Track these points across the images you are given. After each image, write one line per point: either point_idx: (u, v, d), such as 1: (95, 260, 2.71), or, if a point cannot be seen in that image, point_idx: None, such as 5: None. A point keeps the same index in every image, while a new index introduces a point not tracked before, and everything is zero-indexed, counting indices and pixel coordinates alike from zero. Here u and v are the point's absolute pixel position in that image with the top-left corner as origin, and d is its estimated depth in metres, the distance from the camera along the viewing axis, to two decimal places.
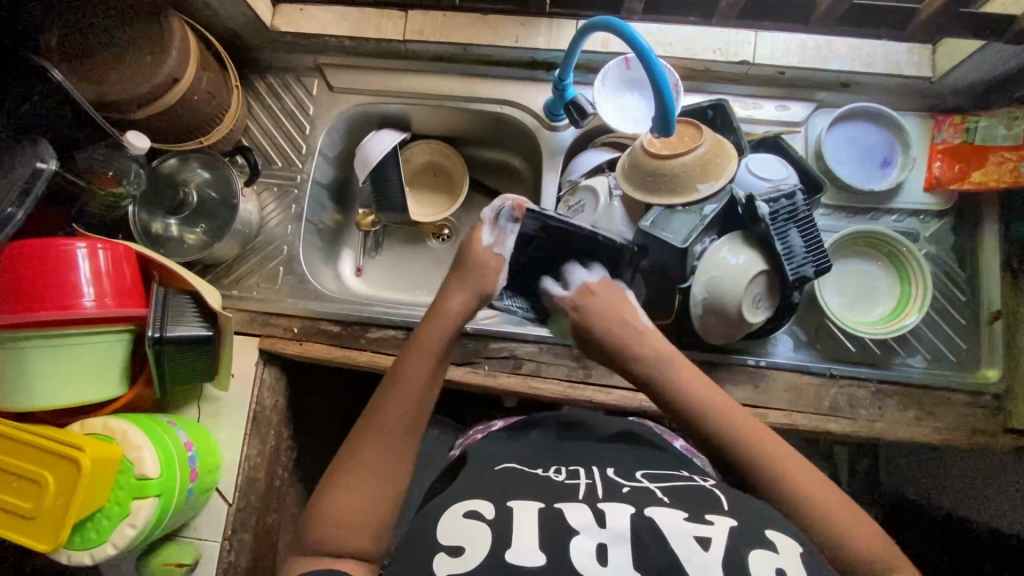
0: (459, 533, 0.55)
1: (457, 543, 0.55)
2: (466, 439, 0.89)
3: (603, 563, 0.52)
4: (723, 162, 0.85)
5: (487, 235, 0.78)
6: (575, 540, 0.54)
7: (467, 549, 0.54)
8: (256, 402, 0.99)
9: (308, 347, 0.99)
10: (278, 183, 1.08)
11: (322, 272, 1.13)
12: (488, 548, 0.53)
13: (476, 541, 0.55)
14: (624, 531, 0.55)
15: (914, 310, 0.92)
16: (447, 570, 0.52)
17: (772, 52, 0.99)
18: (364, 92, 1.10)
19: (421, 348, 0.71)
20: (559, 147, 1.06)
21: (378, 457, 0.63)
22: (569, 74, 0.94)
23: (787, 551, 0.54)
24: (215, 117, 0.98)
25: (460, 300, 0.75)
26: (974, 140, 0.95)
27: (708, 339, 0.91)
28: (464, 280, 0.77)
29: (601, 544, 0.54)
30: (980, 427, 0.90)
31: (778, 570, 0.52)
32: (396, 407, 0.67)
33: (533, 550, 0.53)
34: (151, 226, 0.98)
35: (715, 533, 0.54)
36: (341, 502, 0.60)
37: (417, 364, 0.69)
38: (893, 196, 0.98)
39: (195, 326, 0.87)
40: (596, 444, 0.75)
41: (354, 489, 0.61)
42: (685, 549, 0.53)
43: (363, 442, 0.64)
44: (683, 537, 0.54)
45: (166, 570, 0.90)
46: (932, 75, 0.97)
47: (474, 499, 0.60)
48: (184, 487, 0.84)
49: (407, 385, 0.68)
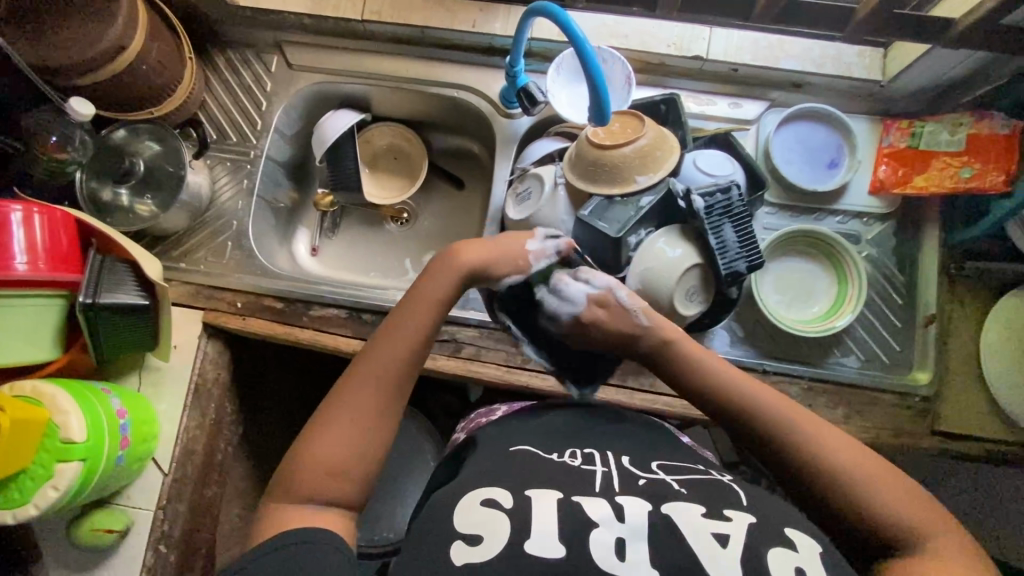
0: (477, 521, 0.57)
1: (476, 531, 0.56)
2: (468, 423, 0.91)
3: (621, 559, 0.54)
4: (662, 156, 0.87)
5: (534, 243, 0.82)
6: (594, 535, 0.55)
7: (485, 538, 0.56)
8: (198, 374, 1.00)
9: (250, 322, 0.99)
10: (231, 158, 1.08)
11: (275, 251, 1.13)
12: (505, 541, 0.55)
13: (494, 532, 0.56)
14: (641, 527, 0.56)
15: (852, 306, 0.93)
16: (464, 558, 0.54)
17: (725, 48, 1.00)
18: (322, 70, 1.10)
19: (425, 302, 0.74)
20: (513, 134, 1.06)
21: (373, 405, 0.66)
22: (520, 60, 0.93)
23: (806, 549, 0.55)
24: (166, 89, 0.98)
25: (468, 259, 0.77)
26: (918, 145, 0.95)
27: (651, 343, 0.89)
28: (487, 246, 0.79)
29: (620, 540, 0.55)
30: (906, 427, 0.91)
31: (797, 569, 0.53)
32: (392, 360, 0.69)
33: (553, 543, 0.55)
34: (100, 195, 0.98)
35: (734, 528, 0.56)
36: (329, 451, 0.62)
37: (422, 320, 0.72)
38: (838, 197, 0.99)
39: (132, 294, 0.87)
40: (599, 427, 0.76)
41: (348, 435, 0.63)
42: (703, 545, 0.54)
43: (358, 392, 0.66)
44: (702, 534, 0.55)
45: (96, 536, 0.91)
46: (882, 78, 0.98)
47: (490, 487, 0.61)
48: (112, 455, 0.85)
49: (407, 337, 0.71)
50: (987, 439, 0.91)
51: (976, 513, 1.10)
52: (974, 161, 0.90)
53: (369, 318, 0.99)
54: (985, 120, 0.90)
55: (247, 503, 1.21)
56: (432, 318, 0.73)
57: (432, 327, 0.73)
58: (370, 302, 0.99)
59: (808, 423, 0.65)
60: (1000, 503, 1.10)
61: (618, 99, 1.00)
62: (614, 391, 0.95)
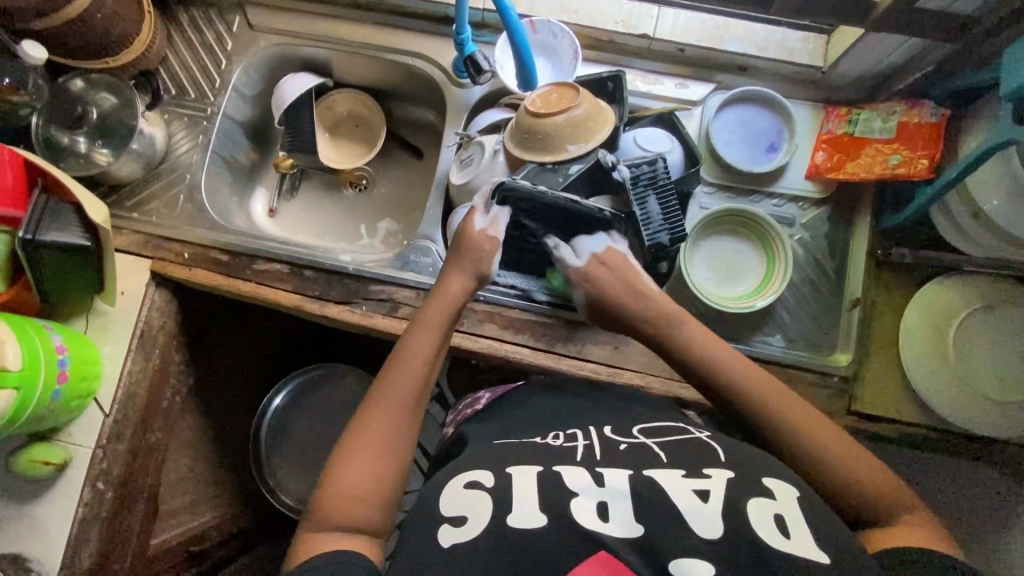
0: (461, 503, 0.60)
1: (459, 513, 0.59)
2: (455, 415, 0.96)
3: (605, 520, 0.56)
4: (595, 127, 0.89)
5: (480, 221, 0.89)
6: (576, 500, 0.58)
7: (469, 519, 0.58)
8: (143, 320, 1.02)
9: (196, 273, 1.03)
10: (188, 113, 1.11)
11: (230, 210, 1.16)
12: (490, 518, 0.58)
13: (478, 511, 0.59)
14: (623, 489, 0.59)
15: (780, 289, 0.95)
16: (451, 540, 0.57)
17: (672, 28, 1.02)
18: (283, 33, 1.13)
19: (430, 323, 0.79)
20: (464, 103, 1.08)
21: (392, 423, 0.68)
22: (465, 28, 0.96)
23: (786, 496, 0.57)
24: (122, 41, 1.00)
25: (458, 280, 0.86)
26: (854, 131, 0.97)
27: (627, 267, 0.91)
28: (462, 263, 0.87)
29: (602, 503, 0.58)
30: (824, 406, 0.93)
31: (776, 515, 0.55)
32: (406, 380, 0.72)
33: (535, 513, 0.57)
34: (55, 140, 1.01)
35: (715, 485, 0.58)
36: (352, 473, 0.63)
37: (427, 339, 0.77)
38: (775, 180, 1.01)
39: (75, 235, 0.89)
40: (548, 402, 0.80)
41: (372, 451, 0.65)
42: (685, 500, 0.57)
43: (376, 414, 0.68)
44: (684, 490, 0.58)
45: (33, 467, 0.94)
46: (823, 65, 1.00)
47: (475, 470, 0.64)
48: (48, 387, 0.88)
49: (417, 356, 0.75)
50: (904, 421, 0.92)
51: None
52: (903, 148, 0.92)
53: (310, 275, 1.02)
54: (916, 108, 0.92)
55: (195, 453, 1.25)
56: (438, 339, 0.78)
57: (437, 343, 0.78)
58: (312, 259, 1.02)
59: (785, 403, 0.68)
60: (921, 488, 1.12)
61: (565, 72, 1.03)
62: (543, 356, 0.96)
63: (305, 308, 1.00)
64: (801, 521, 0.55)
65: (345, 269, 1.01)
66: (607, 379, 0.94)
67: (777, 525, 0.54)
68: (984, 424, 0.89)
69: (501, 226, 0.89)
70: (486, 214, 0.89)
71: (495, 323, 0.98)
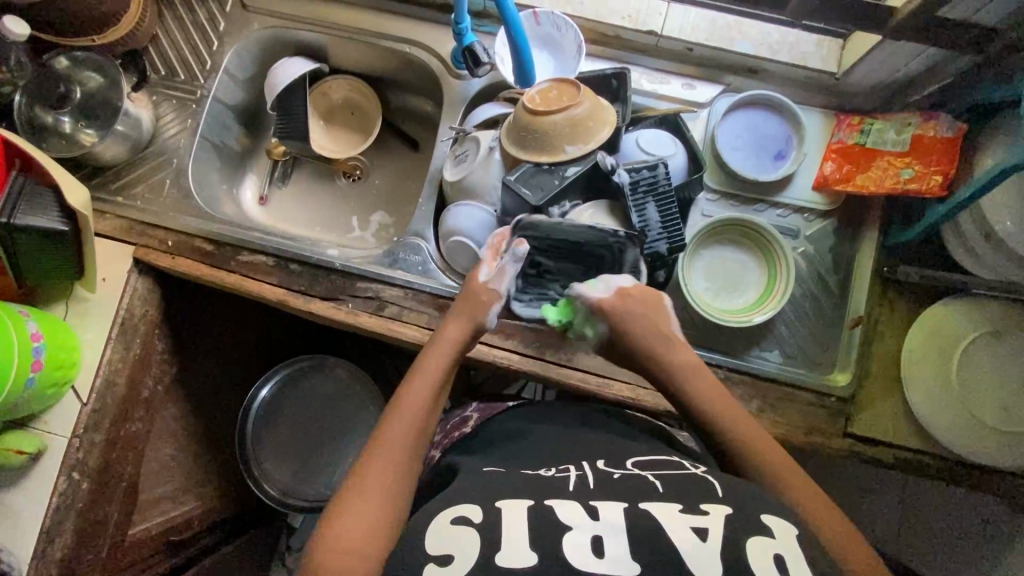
0: (450, 542, 0.55)
1: (446, 552, 0.54)
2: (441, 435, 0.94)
3: (599, 556, 0.52)
4: (594, 128, 0.85)
5: (485, 272, 0.82)
6: (567, 536, 0.54)
7: (456, 557, 0.53)
8: (125, 309, 1.00)
9: (179, 261, 0.99)
10: (177, 95, 1.07)
11: (219, 196, 1.13)
12: (476, 559, 0.53)
13: (465, 550, 0.54)
14: (618, 523, 0.55)
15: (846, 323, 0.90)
16: None
17: (682, 25, 0.98)
18: (277, 15, 1.09)
19: (429, 372, 0.73)
20: (462, 96, 1.04)
21: (392, 478, 0.63)
22: (464, 17, 0.92)
23: (784, 534, 0.54)
24: (110, 17, 0.97)
25: (458, 326, 0.79)
26: (865, 142, 0.93)
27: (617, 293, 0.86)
28: (459, 310, 0.80)
29: (596, 537, 0.53)
30: (819, 427, 0.91)
31: (778, 556, 0.52)
32: (406, 432, 0.67)
33: (523, 553, 0.52)
34: (38, 120, 0.98)
35: (711, 520, 0.54)
36: (350, 530, 0.58)
37: (421, 394, 0.71)
38: (781, 190, 0.97)
39: (50, 216, 0.86)
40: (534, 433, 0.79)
41: (358, 518, 0.59)
42: (682, 538, 0.53)
43: (376, 470, 0.63)
44: (681, 527, 0.54)
45: (5, 455, 0.92)
46: (837, 70, 0.96)
47: (465, 504, 0.59)
48: (21, 376, 0.86)
49: (415, 406, 0.70)
50: (900, 446, 0.90)
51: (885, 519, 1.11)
52: (915, 163, 0.89)
53: (295, 269, 0.99)
54: (932, 121, 0.89)
55: (179, 442, 1.24)
56: (437, 389, 0.72)
57: (433, 396, 0.71)
58: (299, 253, 0.99)
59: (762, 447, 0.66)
60: (910, 512, 1.10)
61: (567, 67, 0.99)
62: (532, 362, 0.93)
63: (290, 302, 0.97)
64: (803, 563, 0.51)
65: (332, 264, 0.98)
66: (597, 390, 0.91)
67: (778, 567, 0.51)
68: (981, 452, 0.86)
69: (508, 278, 0.83)
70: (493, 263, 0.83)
71: None
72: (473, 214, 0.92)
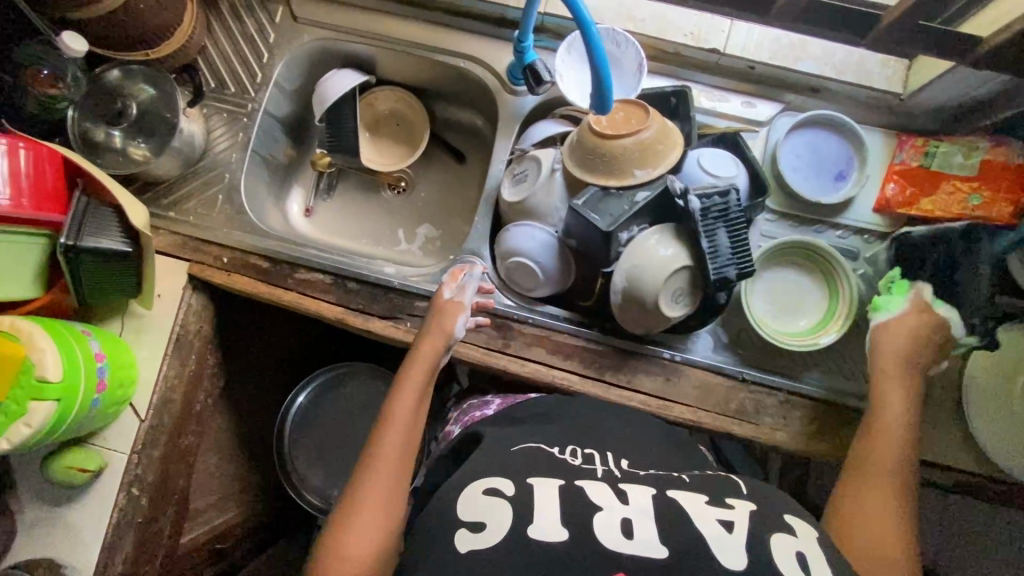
0: (480, 509, 0.59)
1: (477, 519, 0.58)
2: (462, 415, 0.97)
3: (629, 537, 0.55)
4: (663, 150, 0.85)
5: (447, 291, 0.90)
6: (599, 517, 0.57)
7: (488, 526, 0.57)
8: (180, 324, 1.00)
9: (235, 279, 0.99)
10: (228, 109, 1.06)
11: (267, 210, 1.12)
12: (510, 525, 0.57)
13: (497, 519, 0.58)
14: (645, 509, 0.58)
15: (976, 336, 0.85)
16: (468, 546, 0.56)
17: (745, 43, 0.97)
18: (329, 26, 1.07)
19: (409, 386, 0.79)
20: (516, 112, 1.03)
21: (383, 488, 0.69)
22: (529, 36, 0.91)
23: (806, 535, 0.57)
24: (165, 31, 0.95)
25: (431, 340, 0.85)
26: (930, 165, 0.93)
27: (670, 317, 0.86)
28: (429, 326, 0.86)
29: (625, 520, 0.57)
30: None
31: (799, 552, 0.55)
32: (392, 445, 0.73)
33: (556, 528, 0.56)
34: (91, 135, 0.96)
35: (736, 512, 0.58)
36: (352, 538, 0.64)
37: (406, 407, 0.76)
38: (841, 211, 0.97)
39: (116, 240, 0.86)
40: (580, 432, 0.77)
41: (365, 525, 0.65)
42: (710, 529, 0.56)
43: (368, 484, 0.69)
44: (708, 520, 0.57)
45: (69, 474, 0.92)
46: (902, 91, 0.95)
47: (493, 478, 0.63)
48: (88, 396, 0.86)
49: (399, 419, 0.75)
50: (957, 469, 0.91)
51: (923, 547, 1.12)
52: (983, 188, 0.89)
53: (353, 287, 0.99)
54: (1002, 146, 0.89)
55: (224, 452, 1.24)
56: (417, 399, 0.78)
57: (413, 406, 0.77)
58: (356, 271, 0.98)
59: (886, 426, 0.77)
60: (951, 530, 1.12)
61: (627, 85, 0.97)
62: (591, 383, 0.93)
63: (347, 321, 0.97)
64: (823, 563, 0.55)
65: (390, 283, 0.98)
66: (658, 412, 0.91)
67: (801, 564, 0.54)
68: None
69: (469, 293, 0.90)
70: (455, 282, 0.91)
71: (543, 347, 0.95)
72: (535, 235, 0.92)
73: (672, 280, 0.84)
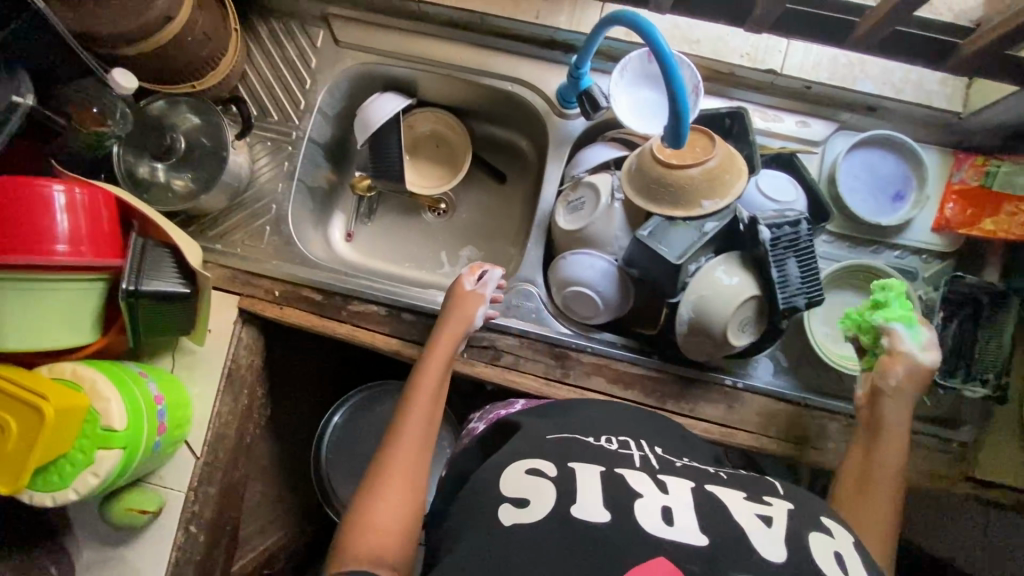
0: (524, 487, 0.57)
1: (522, 496, 0.56)
2: (486, 413, 0.92)
3: (670, 524, 0.52)
4: (730, 179, 0.83)
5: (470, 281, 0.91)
6: (640, 503, 0.54)
7: (532, 502, 0.55)
8: (232, 359, 0.98)
9: (287, 312, 0.98)
10: (272, 137, 1.04)
11: (311, 236, 1.10)
12: (554, 502, 0.54)
13: (540, 496, 0.56)
14: (686, 499, 0.56)
15: (978, 383, 0.90)
16: (514, 519, 0.54)
17: (801, 63, 0.96)
18: (372, 50, 1.04)
19: (433, 369, 0.79)
20: (567, 136, 1.02)
21: (411, 463, 0.66)
22: (586, 62, 0.90)
23: (842, 536, 0.55)
24: (211, 62, 0.93)
25: (453, 327, 0.85)
26: (992, 185, 0.92)
27: (737, 345, 0.86)
28: (450, 314, 0.87)
29: (665, 508, 0.54)
30: (940, 472, 0.92)
31: (836, 553, 0.53)
32: (418, 423, 0.71)
33: (599, 508, 0.53)
34: (137, 170, 0.94)
35: (775, 510, 0.56)
36: (382, 511, 0.61)
37: (431, 385, 0.76)
38: (899, 232, 0.96)
39: (172, 283, 0.84)
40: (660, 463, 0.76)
41: (390, 501, 0.62)
42: (750, 522, 0.53)
43: (396, 460, 0.66)
44: (747, 513, 0.55)
45: (129, 515, 0.91)
46: (962, 110, 0.94)
47: (535, 458, 0.61)
48: (150, 440, 0.85)
49: (426, 398, 0.74)
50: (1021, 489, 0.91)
51: None
52: None
53: (408, 318, 0.97)
54: None
55: (268, 480, 1.23)
56: (440, 382, 0.78)
57: (437, 388, 0.76)
58: (410, 302, 0.97)
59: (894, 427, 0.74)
60: None
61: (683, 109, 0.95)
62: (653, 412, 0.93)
63: (403, 354, 0.96)
64: (860, 566, 0.52)
65: None
66: (721, 440, 0.91)
67: (837, 561, 0.52)
68: None
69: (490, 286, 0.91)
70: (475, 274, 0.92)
71: (603, 376, 0.94)
72: (594, 263, 0.91)
73: (743, 309, 0.84)
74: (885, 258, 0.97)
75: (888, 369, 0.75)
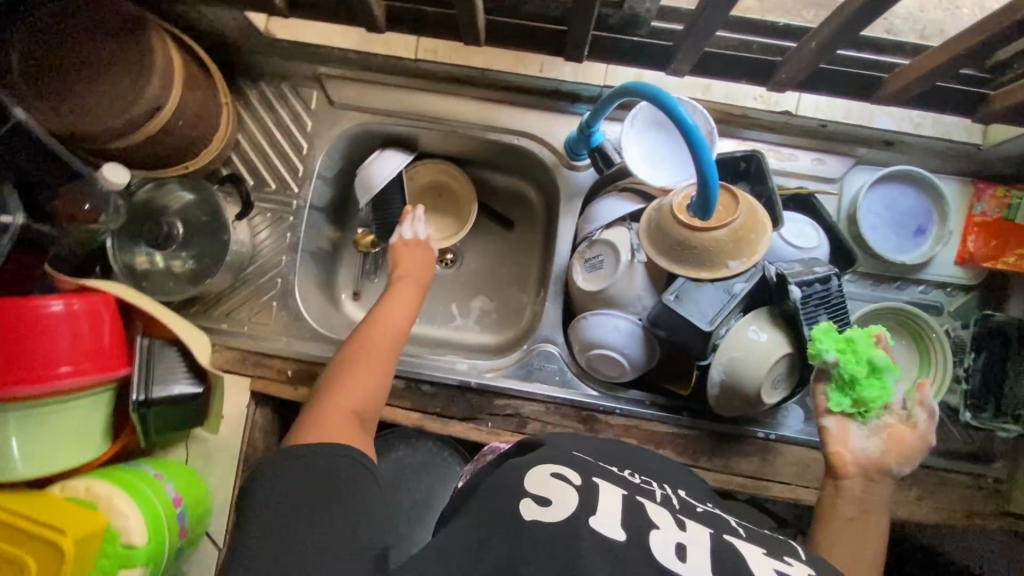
0: (548, 487, 0.53)
1: (546, 494, 0.53)
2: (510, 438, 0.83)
3: (682, 559, 0.49)
4: (757, 239, 0.76)
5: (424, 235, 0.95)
6: (654, 535, 0.50)
7: (556, 500, 0.52)
8: (247, 444, 0.93)
9: (302, 392, 0.93)
10: (272, 208, 0.99)
11: (316, 301, 1.04)
12: (576, 508, 0.51)
13: (566, 500, 0.52)
14: (704, 540, 0.51)
15: (1009, 419, 0.89)
16: (534, 514, 0.51)
17: (816, 105, 0.97)
18: (367, 109, 1.00)
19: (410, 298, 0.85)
20: (577, 189, 0.99)
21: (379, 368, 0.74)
22: (598, 122, 0.88)
23: None
24: (202, 141, 0.88)
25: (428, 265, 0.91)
26: (1012, 217, 0.92)
27: (769, 402, 0.85)
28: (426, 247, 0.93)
29: (679, 544, 0.50)
30: (978, 509, 0.90)
31: None
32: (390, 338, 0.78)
33: (615, 523, 0.50)
34: (133, 259, 0.89)
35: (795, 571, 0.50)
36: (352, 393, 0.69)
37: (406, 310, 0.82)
38: (922, 267, 0.95)
39: (183, 383, 0.81)
40: None
41: (358, 387, 0.70)
42: None
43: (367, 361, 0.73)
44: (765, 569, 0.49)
45: None
46: (980, 142, 0.96)
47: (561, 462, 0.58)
48: (172, 545, 0.81)
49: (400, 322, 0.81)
50: None
51: None
52: None
53: (428, 390, 0.94)
54: None
55: None
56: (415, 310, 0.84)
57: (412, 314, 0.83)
58: (428, 373, 0.94)
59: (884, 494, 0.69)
60: None
61: None
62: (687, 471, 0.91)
63: (427, 428, 0.93)
64: None
65: (468, 384, 0.94)
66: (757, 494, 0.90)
67: None
68: None
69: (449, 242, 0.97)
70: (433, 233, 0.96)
71: (633, 437, 0.92)
72: (618, 324, 0.88)
73: (777, 366, 0.82)
74: (911, 293, 0.96)
75: (905, 444, 0.70)
